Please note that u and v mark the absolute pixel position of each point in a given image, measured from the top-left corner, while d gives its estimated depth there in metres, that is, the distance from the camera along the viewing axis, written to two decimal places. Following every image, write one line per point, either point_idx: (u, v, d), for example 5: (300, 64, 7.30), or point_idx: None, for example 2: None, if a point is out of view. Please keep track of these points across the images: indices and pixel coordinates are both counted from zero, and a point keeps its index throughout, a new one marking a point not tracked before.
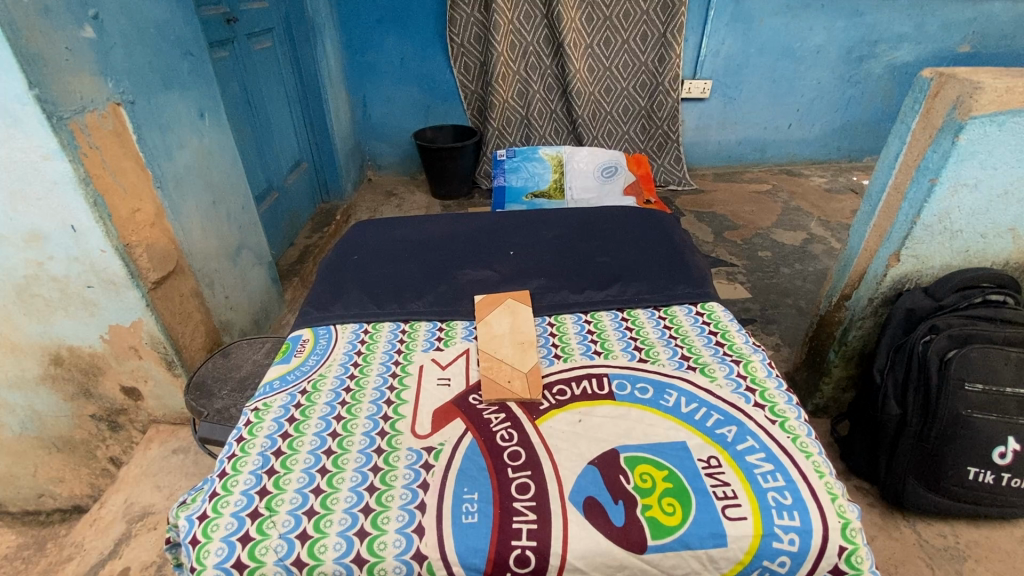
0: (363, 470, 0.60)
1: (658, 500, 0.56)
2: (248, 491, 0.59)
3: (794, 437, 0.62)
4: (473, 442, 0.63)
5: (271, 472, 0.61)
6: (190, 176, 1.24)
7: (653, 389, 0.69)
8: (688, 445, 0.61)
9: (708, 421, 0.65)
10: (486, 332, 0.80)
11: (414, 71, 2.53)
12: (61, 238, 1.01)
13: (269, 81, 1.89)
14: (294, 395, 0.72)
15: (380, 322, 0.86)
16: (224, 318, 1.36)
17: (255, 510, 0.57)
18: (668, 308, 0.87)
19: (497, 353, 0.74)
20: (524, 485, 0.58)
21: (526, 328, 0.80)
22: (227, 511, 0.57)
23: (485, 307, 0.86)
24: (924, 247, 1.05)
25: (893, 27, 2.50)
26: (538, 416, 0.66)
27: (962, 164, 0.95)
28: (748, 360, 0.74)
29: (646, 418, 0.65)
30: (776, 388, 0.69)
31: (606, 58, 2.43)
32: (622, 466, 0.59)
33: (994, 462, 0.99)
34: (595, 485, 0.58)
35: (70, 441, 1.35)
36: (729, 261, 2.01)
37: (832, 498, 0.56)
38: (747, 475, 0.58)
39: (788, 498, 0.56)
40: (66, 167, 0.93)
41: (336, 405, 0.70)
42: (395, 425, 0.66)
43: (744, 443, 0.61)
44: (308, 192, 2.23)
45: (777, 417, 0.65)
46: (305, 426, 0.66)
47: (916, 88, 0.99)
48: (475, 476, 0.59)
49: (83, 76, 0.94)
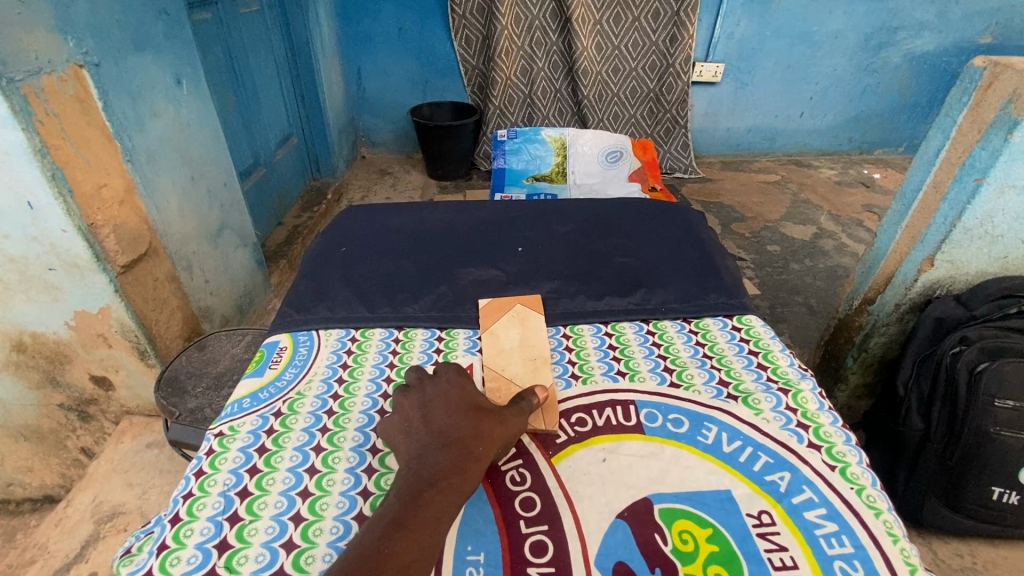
0: (345, 519, 0.53)
1: (704, 568, 0.48)
2: (205, 545, 0.50)
3: (859, 489, 0.55)
4: (480, 487, 0.55)
5: (234, 519, 0.52)
6: (165, 150, 1.13)
7: (689, 422, 0.62)
8: (734, 496, 0.54)
9: (755, 465, 0.57)
10: (495, 344, 0.72)
11: (412, 43, 2.39)
12: (17, 215, 0.91)
13: (256, 48, 1.76)
14: (266, 419, 0.63)
15: (370, 328, 0.77)
16: (203, 304, 1.27)
17: (212, 570, 0.48)
18: (700, 320, 0.79)
19: (510, 374, 0.68)
20: (540, 545, 0.50)
21: (539, 342, 0.73)
22: (177, 570, 0.48)
23: (490, 313, 0.78)
24: (961, 252, 0.98)
25: (915, 15, 2.40)
26: (555, 453, 0.59)
27: (1013, 164, 0.87)
28: (797, 389, 0.66)
29: (682, 459, 0.58)
30: (831, 426, 0.62)
31: (615, 36, 2.31)
32: (657, 522, 0.52)
33: (1020, 482, 0.93)
34: (628, 548, 0.50)
35: (37, 430, 1.27)
36: (738, 255, 1.93)
37: (911, 570, 0.48)
38: (807, 538, 0.50)
39: (859, 570, 0.48)
40: (19, 136, 0.83)
41: (315, 432, 0.61)
42: (384, 461, 0.58)
43: (800, 495, 0.54)
44: (297, 169, 2.11)
45: (837, 462, 0.57)
46: (277, 460, 0.58)
47: (964, 78, 0.91)
48: (481, 532, 0.51)
49: (38, 32, 0.83)
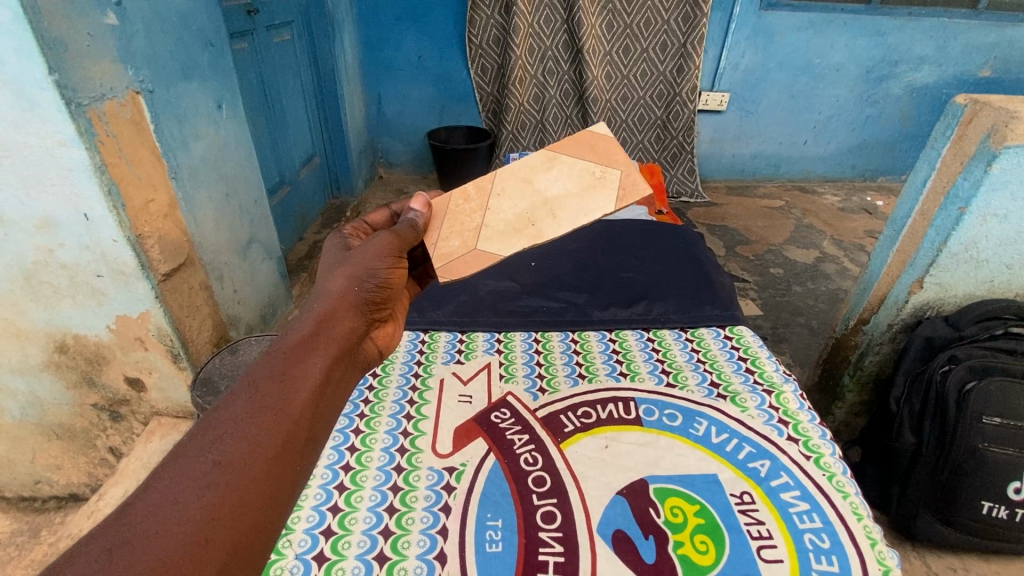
0: (381, 489, 0.64)
1: (691, 537, 0.58)
2: (320, 508, 0.62)
3: (831, 475, 0.65)
4: (496, 465, 0.67)
5: (342, 488, 0.64)
6: (205, 167, 1.22)
7: (682, 417, 0.73)
8: (720, 479, 0.65)
9: (739, 453, 0.68)
10: (510, 186, 0.82)
11: (430, 71, 2.52)
12: (73, 225, 0.97)
13: (286, 74, 1.88)
14: (352, 419, 0.74)
15: (438, 331, 0.94)
16: (231, 312, 1.34)
17: (328, 528, 0.59)
18: (695, 330, 0.93)
19: (460, 236, 0.80)
20: (550, 514, 0.60)
21: (620, 190, 0.79)
22: (300, 527, 0.59)
23: (568, 140, 0.83)
24: (948, 275, 1.03)
25: (915, 49, 2.49)
26: (563, 439, 0.70)
27: (993, 195, 0.93)
28: (780, 390, 0.77)
29: (676, 447, 0.69)
30: (809, 422, 0.72)
31: (624, 66, 2.42)
32: (651, 499, 0.62)
33: (1009, 497, 0.96)
34: (624, 518, 0.60)
35: (70, 430, 1.31)
36: (742, 276, 1.99)
37: (872, 544, 0.57)
38: (783, 515, 0.60)
39: (826, 542, 0.58)
40: (82, 155, 0.89)
41: (402, 419, 0.74)
42: (415, 442, 0.70)
43: (778, 479, 0.64)
44: (318, 187, 2.21)
45: (812, 453, 0.67)
46: (373, 442, 0.71)
47: (948, 114, 0.98)
48: (499, 502, 0.62)
49: (103, 63, 0.91)
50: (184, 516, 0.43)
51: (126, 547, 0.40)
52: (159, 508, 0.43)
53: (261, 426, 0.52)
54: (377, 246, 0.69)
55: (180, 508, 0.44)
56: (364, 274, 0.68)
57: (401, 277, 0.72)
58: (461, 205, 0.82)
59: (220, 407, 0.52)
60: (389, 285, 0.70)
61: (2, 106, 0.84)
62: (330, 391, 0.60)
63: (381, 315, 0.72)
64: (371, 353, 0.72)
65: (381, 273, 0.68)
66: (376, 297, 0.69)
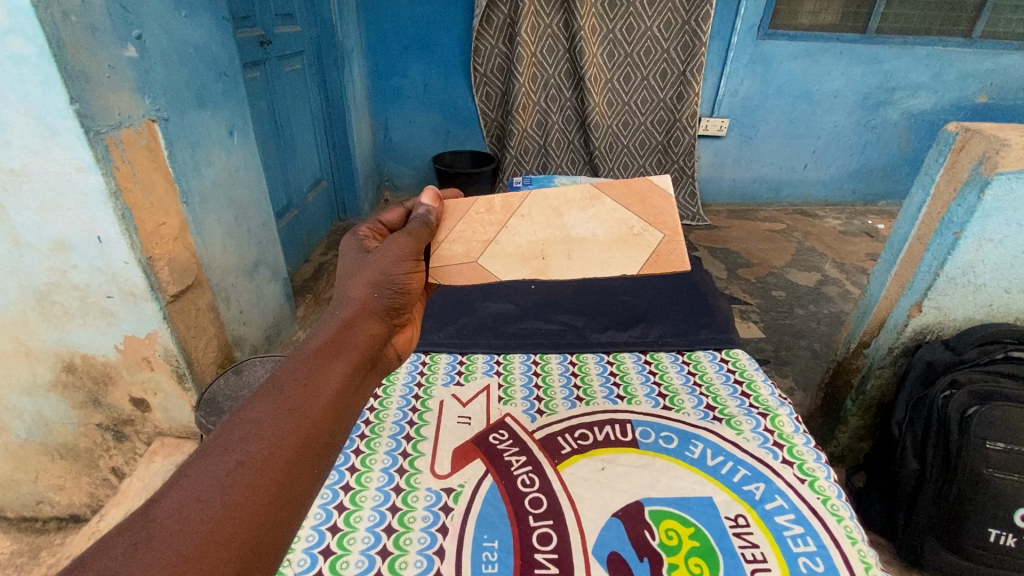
0: (380, 509, 0.64)
1: (685, 559, 0.58)
2: (319, 527, 0.62)
3: (825, 499, 0.65)
4: (493, 486, 0.67)
5: (341, 508, 0.64)
6: (215, 192, 1.25)
7: (678, 439, 0.74)
8: (715, 501, 0.65)
9: (735, 476, 0.68)
10: (539, 212, 0.82)
11: (435, 98, 2.59)
12: (86, 247, 1.00)
13: (296, 101, 1.93)
14: (353, 440, 0.75)
15: (437, 354, 0.95)
16: (235, 333, 1.36)
17: (327, 548, 0.60)
18: (693, 353, 0.94)
19: (466, 244, 0.82)
20: (546, 536, 0.61)
21: (653, 255, 0.79)
22: (299, 546, 0.60)
23: (622, 182, 0.80)
24: (946, 299, 1.04)
25: (910, 76, 2.54)
26: (560, 461, 0.71)
27: (987, 221, 0.94)
28: (775, 414, 0.77)
29: (672, 469, 0.69)
30: (804, 445, 0.72)
31: (625, 93, 2.48)
32: (648, 521, 0.62)
33: (1016, 524, 0.94)
34: (620, 540, 0.60)
35: (73, 449, 1.31)
36: (743, 298, 2.00)
37: (866, 567, 0.57)
38: (778, 538, 0.60)
39: (820, 565, 0.57)
40: (99, 180, 0.92)
41: (401, 439, 0.75)
42: (413, 463, 0.71)
43: (772, 502, 0.64)
44: (325, 210, 2.26)
45: (807, 476, 0.67)
46: (372, 461, 0.71)
47: (940, 141, 1.00)
48: (496, 524, 0.62)
49: (122, 93, 0.95)
50: (206, 513, 0.44)
51: (149, 545, 0.41)
52: (182, 506, 0.44)
53: (284, 428, 0.52)
54: (396, 250, 0.72)
55: (202, 507, 0.44)
56: (385, 279, 0.71)
57: (419, 280, 0.75)
58: (482, 214, 0.82)
59: (244, 409, 0.53)
60: (408, 290, 0.73)
61: (25, 133, 0.88)
62: (350, 395, 0.61)
63: (401, 321, 0.75)
64: (391, 359, 0.74)
65: (400, 278, 0.72)
66: (395, 303, 0.72)
